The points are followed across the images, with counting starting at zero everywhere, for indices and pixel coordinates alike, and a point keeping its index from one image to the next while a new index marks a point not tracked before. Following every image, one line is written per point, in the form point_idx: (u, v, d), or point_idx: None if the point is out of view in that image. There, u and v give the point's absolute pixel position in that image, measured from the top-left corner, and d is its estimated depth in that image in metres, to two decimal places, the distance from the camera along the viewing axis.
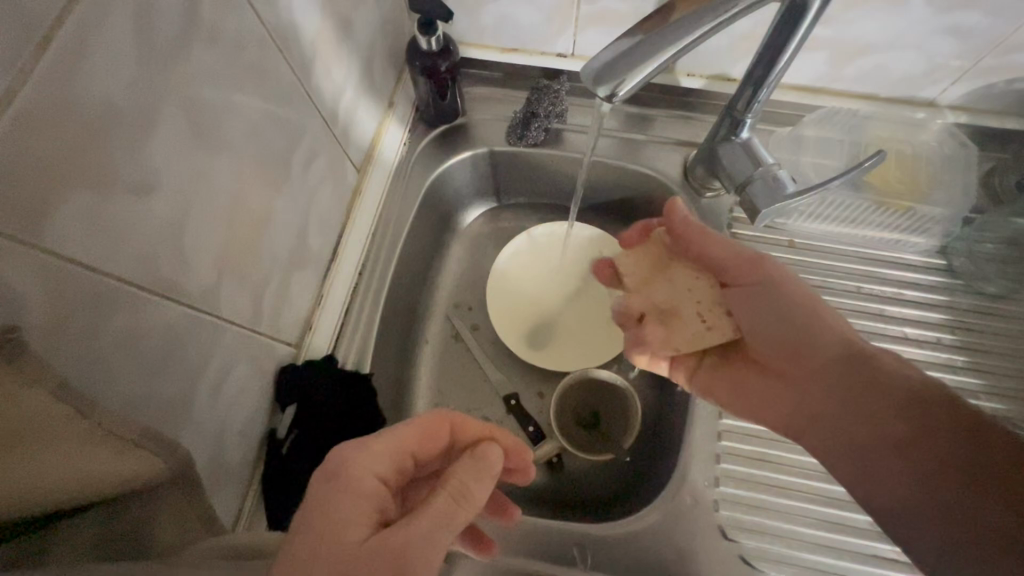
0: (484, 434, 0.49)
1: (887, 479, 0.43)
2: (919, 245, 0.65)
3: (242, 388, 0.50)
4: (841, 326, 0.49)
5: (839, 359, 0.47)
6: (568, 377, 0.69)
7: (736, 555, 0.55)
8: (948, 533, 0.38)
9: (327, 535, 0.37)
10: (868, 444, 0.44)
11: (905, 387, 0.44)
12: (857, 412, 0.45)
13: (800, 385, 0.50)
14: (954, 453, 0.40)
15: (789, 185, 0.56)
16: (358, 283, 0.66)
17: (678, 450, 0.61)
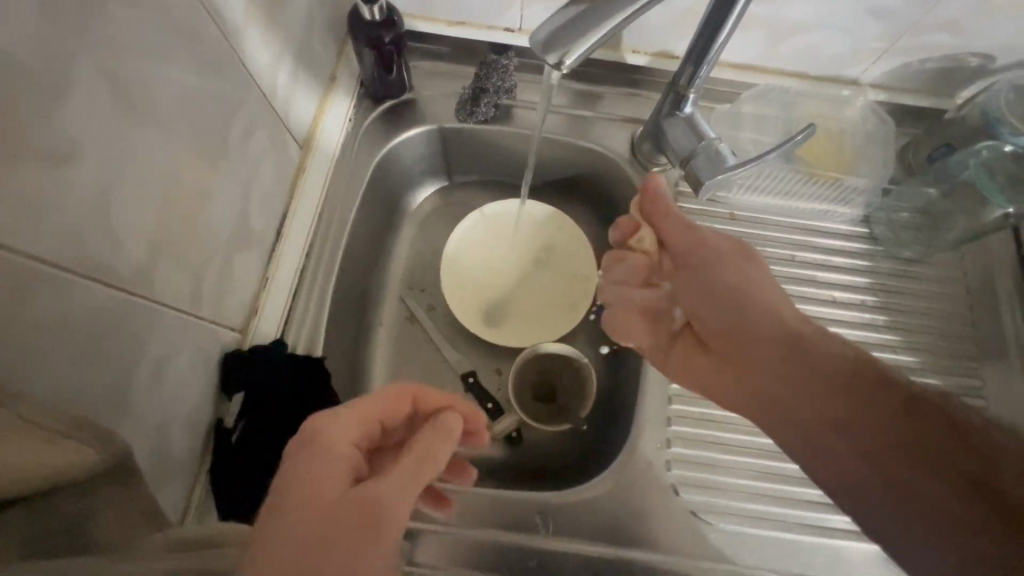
0: (443, 407, 0.49)
1: (851, 472, 0.42)
2: (845, 215, 0.70)
3: (184, 377, 0.48)
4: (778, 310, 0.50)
5: (781, 340, 0.48)
6: (522, 353, 0.70)
7: (689, 511, 0.58)
8: (927, 526, 0.38)
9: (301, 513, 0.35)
10: (828, 433, 0.44)
11: (847, 371, 0.45)
12: (811, 398, 0.45)
13: (751, 373, 0.50)
14: (910, 439, 0.40)
15: (729, 159, 0.58)
16: (305, 266, 0.63)
17: (631, 417, 0.63)
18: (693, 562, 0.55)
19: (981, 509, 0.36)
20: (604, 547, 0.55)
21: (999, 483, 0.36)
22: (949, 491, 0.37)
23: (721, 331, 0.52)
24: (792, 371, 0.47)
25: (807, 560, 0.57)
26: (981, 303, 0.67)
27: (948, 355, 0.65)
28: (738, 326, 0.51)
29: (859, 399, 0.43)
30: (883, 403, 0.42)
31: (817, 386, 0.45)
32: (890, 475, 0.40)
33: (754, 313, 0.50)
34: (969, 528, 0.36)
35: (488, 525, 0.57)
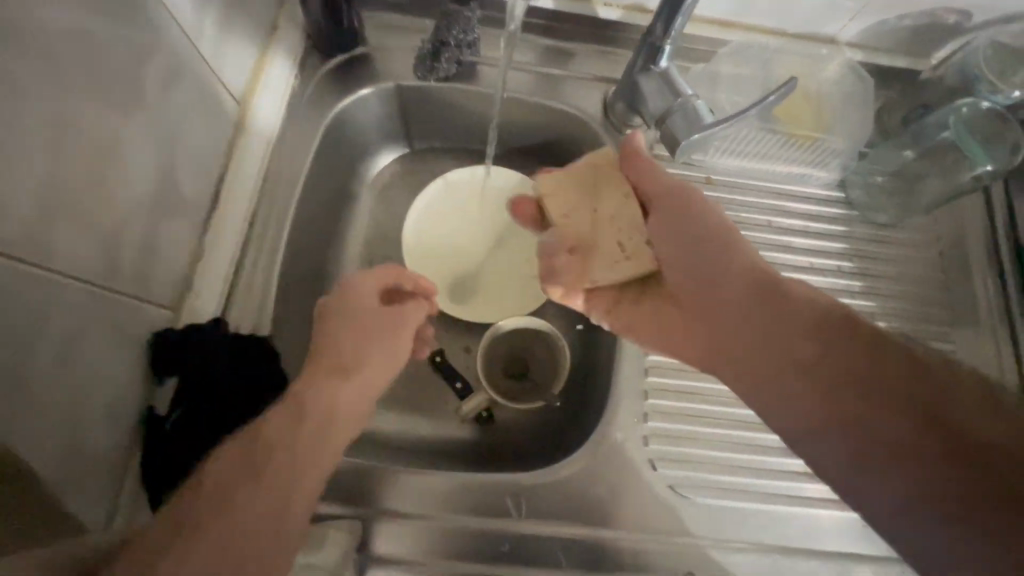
0: (421, 283, 0.58)
1: (829, 426, 0.41)
2: (821, 178, 0.68)
3: (100, 359, 0.42)
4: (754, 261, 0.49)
5: (754, 292, 0.47)
6: (490, 330, 0.65)
7: (665, 486, 0.55)
8: (908, 481, 0.37)
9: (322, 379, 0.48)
10: (807, 387, 0.43)
11: (824, 319, 0.45)
12: (790, 351, 0.45)
13: (725, 324, 0.49)
14: (888, 389, 0.40)
15: (707, 117, 0.55)
16: (249, 237, 0.57)
17: (606, 391, 0.60)
18: (668, 538, 0.53)
19: (944, 445, 0.37)
20: (577, 527, 0.53)
21: (969, 431, 0.37)
22: (928, 441, 0.37)
23: (693, 289, 0.51)
24: (762, 323, 0.46)
25: (786, 531, 0.55)
26: (953, 266, 0.67)
27: (921, 320, 0.64)
28: (710, 283, 0.50)
29: (827, 346, 0.43)
30: (853, 347, 0.42)
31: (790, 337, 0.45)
32: (868, 428, 0.40)
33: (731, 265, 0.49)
34: (954, 479, 0.35)
35: (455, 509, 0.53)
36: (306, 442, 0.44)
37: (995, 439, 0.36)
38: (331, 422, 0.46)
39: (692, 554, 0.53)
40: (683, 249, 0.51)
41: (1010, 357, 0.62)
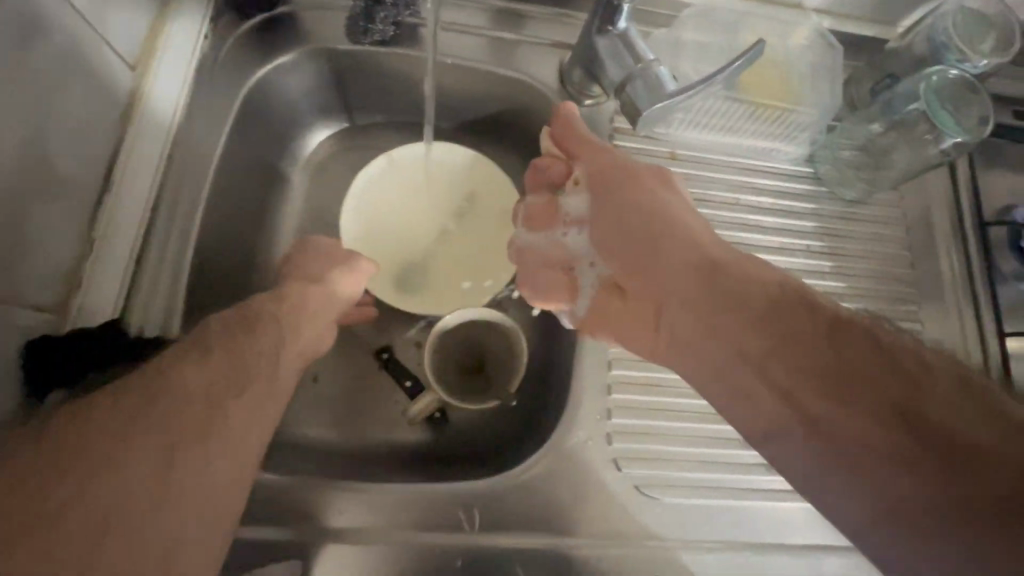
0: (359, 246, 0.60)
1: (796, 437, 0.35)
2: (790, 153, 0.64)
3: None
4: (696, 237, 0.43)
5: (698, 270, 0.41)
6: (441, 322, 0.59)
7: (630, 486, 0.52)
8: (891, 497, 0.31)
9: (241, 321, 0.46)
10: (766, 391, 0.36)
11: (780, 305, 0.37)
12: (744, 347, 0.38)
13: (675, 317, 0.42)
14: (855, 386, 0.33)
15: (669, 84, 0.50)
16: (151, 224, 0.49)
17: (567, 386, 0.56)
18: (631, 540, 0.50)
19: (920, 451, 0.30)
20: (535, 536, 0.49)
21: (948, 427, 0.30)
22: (903, 447, 0.31)
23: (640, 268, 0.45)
24: (709, 305, 0.40)
25: (757, 527, 0.52)
26: (920, 243, 0.65)
27: (889, 301, 0.62)
28: (651, 260, 0.44)
29: (780, 326, 0.36)
30: (808, 328, 0.36)
31: (739, 321, 0.38)
32: (837, 437, 0.33)
33: (672, 244, 0.43)
34: (940, 486, 0.29)
35: (399, 524, 0.48)
36: (238, 368, 0.42)
37: (976, 440, 0.29)
38: (259, 351, 0.44)
39: (656, 558, 0.50)
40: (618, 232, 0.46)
41: (973, 337, 0.61)
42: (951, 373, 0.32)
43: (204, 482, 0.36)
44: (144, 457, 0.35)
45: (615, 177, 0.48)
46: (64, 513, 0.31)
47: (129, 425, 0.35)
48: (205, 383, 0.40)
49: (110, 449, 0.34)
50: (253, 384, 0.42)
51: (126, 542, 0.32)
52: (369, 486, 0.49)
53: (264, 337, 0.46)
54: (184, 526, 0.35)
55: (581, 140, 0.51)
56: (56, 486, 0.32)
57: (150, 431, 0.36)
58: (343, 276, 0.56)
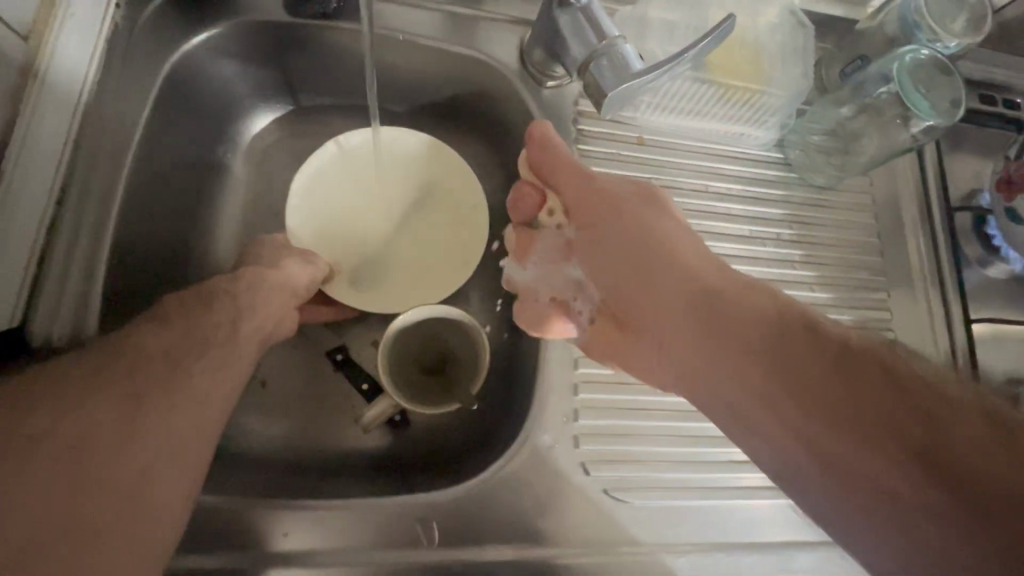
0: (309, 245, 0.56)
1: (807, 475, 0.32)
2: (760, 138, 0.62)
3: None
4: (689, 254, 0.40)
5: (691, 293, 0.38)
6: (397, 322, 0.55)
7: (600, 490, 0.49)
8: (916, 540, 0.28)
9: (203, 294, 0.45)
10: (773, 426, 0.33)
11: (783, 332, 0.34)
12: (746, 379, 0.34)
13: (672, 340, 0.39)
14: (873, 422, 0.30)
15: (636, 63, 0.46)
16: (59, 220, 0.44)
17: (532, 386, 0.53)
18: (600, 548, 0.48)
19: (948, 494, 0.27)
20: (499, 548, 0.46)
21: (973, 465, 0.27)
22: (925, 487, 0.27)
23: (631, 289, 0.42)
24: (703, 332, 0.37)
25: (729, 527, 0.51)
26: (889, 229, 0.64)
27: (858, 289, 0.61)
28: (642, 282, 0.41)
29: (781, 359, 0.33)
30: (812, 359, 0.32)
31: (736, 349, 0.35)
32: (850, 475, 0.30)
33: (664, 262, 0.40)
34: (975, 531, 0.26)
35: (352, 542, 0.44)
36: (198, 335, 0.42)
37: (1009, 486, 0.26)
38: (222, 321, 0.44)
39: (626, 564, 0.47)
40: (609, 254, 0.44)
41: (940, 325, 0.61)
42: (977, 409, 0.29)
43: (163, 438, 0.36)
44: (111, 402, 0.35)
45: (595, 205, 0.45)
46: (24, 467, 0.32)
47: (86, 386, 0.35)
48: (166, 347, 0.40)
49: (66, 407, 0.34)
50: (215, 350, 0.42)
51: (84, 475, 0.33)
52: (317, 503, 0.45)
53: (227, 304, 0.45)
54: (153, 468, 0.35)
55: (556, 169, 0.48)
56: (26, 421, 0.33)
57: (106, 390, 0.36)
58: (293, 266, 0.51)
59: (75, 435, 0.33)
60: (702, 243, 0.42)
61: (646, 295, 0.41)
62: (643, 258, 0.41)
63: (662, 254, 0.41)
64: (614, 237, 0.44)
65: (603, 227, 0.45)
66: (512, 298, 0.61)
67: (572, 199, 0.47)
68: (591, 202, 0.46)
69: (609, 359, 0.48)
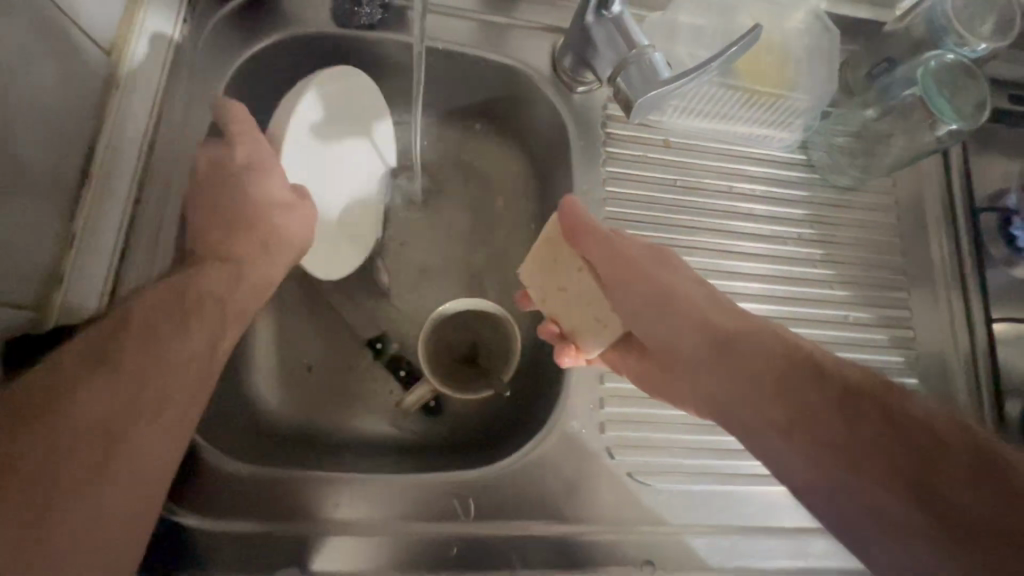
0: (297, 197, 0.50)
1: (808, 496, 0.35)
2: (784, 139, 0.64)
3: None
4: (706, 301, 0.42)
5: (706, 340, 0.40)
6: (435, 315, 0.59)
7: (623, 473, 0.53)
8: (899, 550, 0.31)
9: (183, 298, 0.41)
10: (780, 453, 0.36)
11: (794, 377, 0.36)
12: (762, 415, 0.37)
13: (690, 375, 0.42)
14: (872, 459, 0.33)
15: (665, 72, 0.49)
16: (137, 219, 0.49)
17: (560, 375, 0.56)
18: (624, 527, 0.51)
19: (931, 519, 0.31)
20: (529, 524, 0.50)
21: (947, 493, 0.31)
22: (907, 508, 0.31)
23: (650, 332, 0.43)
24: (720, 375, 0.39)
25: (745, 511, 0.54)
26: (910, 229, 0.65)
27: (879, 287, 0.63)
28: (659, 328, 0.42)
29: (795, 403, 0.35)
30: (821, 404, 0.35)
31: (750, 393, 0.37)
32: (848, 495, 0.33)
33: (683, 309, 0.42)
34: (961, 547, 0.29)
35: (395, 516, 0.49)
36: (180, 354, 0.39)
37: (983, 511, 0.30)
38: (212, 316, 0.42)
39: (649, 544, 0.51)
40: (633, 311, 0.43)
41: (960, 324, 0.62)
42: (962, 444, 0.32)
43: (157, 452, 0.36)
44: (106, 421, 0.34)
45: (610, 263, 0.44)
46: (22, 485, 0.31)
47: (70, 415, 0.33)
48: (148, 369, 0.37)
49: (49, 430, 0.32)
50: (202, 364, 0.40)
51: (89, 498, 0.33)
52: (365, 477, 0.49)
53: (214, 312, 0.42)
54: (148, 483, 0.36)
55: (588, 235, 0.44)
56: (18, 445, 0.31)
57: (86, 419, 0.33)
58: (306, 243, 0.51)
59: (69, 460, 0.32)
60: (706, 280, 0.44)
61: (662, 334, 0.42)
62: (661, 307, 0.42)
63: (681, 304, 0.42)
64: (638, 296, 0.43)
65: (625, 287, 0.43)
66: None
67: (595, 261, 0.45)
68: (614, 266, 0.43)
69: (648, 384, 0.51)
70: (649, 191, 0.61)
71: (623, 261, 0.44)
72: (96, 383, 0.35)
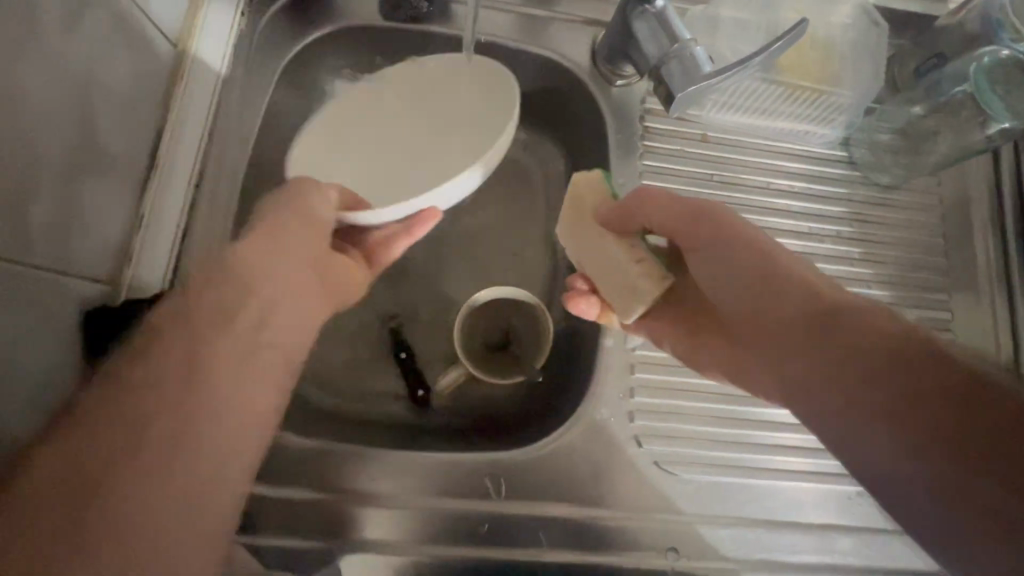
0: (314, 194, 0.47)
1: (901, 478, 0.31)
2: (825, 135, 0.63)
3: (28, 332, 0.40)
4: (808, 274, 0.40)
5: (805, 307, 0.37)
6: (467, 304, 0.61)
7: (650, 462, 0.54)
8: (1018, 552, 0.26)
9: (171, 335, 0.35)
10: (870, 423, 0.32)
11: (906, 345, 0.33)
12: (849, 380, 0.33)
13: (772, 344, 0.39)
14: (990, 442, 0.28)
15: (706, 66, 0.49)
16: (196, 198, 0.52)
17: (590, 364, 0.57)
18: (648, 514, 0.52)
19: None
20: (557, 507, 0.51)
21: None
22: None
23: (737, 301, 0.42)
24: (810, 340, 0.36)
25: (769, 505, 0.54)
26: (954, 230, 0.64)
27: (918, 289, 0.62)
28: (751, 295, 0.41)
29: (897, 368, 0.32)
30: (928, 373, 0.31)
31: (843, 356, 0.34)
32: (952, 481, 0.29)
33: (780, 275, 0.40)
34: None
35: (428, 491, 0.51)
36: (173, 372, 0.34)
37: None
38: (246, 314, 0.39)
39: (673, 532, 0.52)
40: (723, 277, 0.43)
41: (1003, 329, 0.61)
42: None
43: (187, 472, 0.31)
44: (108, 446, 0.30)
45: (703, 226, 0.44)
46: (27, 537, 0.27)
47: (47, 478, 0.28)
48: (148, 399, 0.32)
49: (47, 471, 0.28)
50: (194, 402, 0.33)
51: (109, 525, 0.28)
52: (402, 454, 0.52)
53: (231, 329, 0.37)
54: (171, 496, 0.30)
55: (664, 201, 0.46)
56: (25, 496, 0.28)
57: (56, 480, 0.28)
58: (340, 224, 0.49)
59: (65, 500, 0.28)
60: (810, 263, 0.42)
61: (752, 300, 0.41)
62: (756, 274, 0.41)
63: (781, 271, 0.40)
64: (727, 263, 0.42)
65: (712, 251, 0.43)
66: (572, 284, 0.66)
67: (682, 228, 0.45)
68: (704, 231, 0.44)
69: (735, 373, 0.50)
70: (685, 185, 0.61)
71: (717, 226, 0.44)
72: (77, 430, 0.30)
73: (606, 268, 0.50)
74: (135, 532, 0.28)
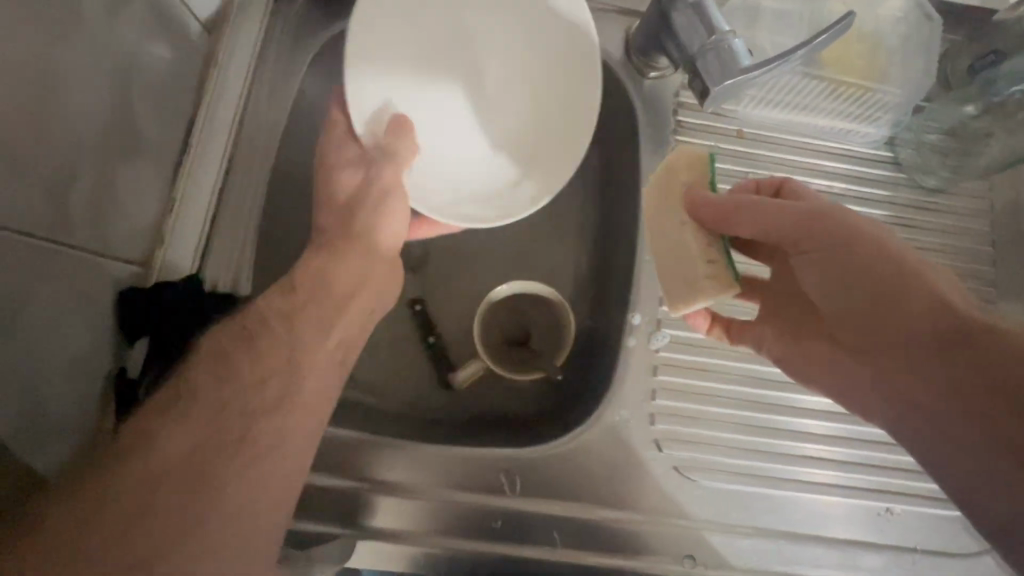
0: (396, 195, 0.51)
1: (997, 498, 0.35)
2: (869, 135, 0.60)
3: (64, 311, 0.41)
4: (938, 293, 0.38)
5: (934, 334, 0.37)
6: (487, 299, 0.61)
7: (670, 467, 0.53)
8: None
9: (273, 343, 0.44)
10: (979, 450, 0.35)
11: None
12: (964, 410, 0.36)
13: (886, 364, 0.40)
14: None
15: (744, 60, 0.47)
16: (226, 183, 0.53)
17: (611, 364, 0.56)
18: (665, 519, 0.51)
19: None
20: (573, 506, 0.51)
21: None
22: None
23: (851, 314, 0.42)
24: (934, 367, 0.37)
25: (793, 517, 0.52)
26: (1005, 238, 0.60)
27: None
28: (870, 314, 0.40)
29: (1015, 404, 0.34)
30: None
31: (961, 390, 0.36)
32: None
33: (905, 298, 0.39)
34: None
35: (445, 484, 0.51)
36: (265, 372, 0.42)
37: None
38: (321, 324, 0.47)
39: (690, 539, 0.51)
40: (836, 290, 0.41)
41: None
42: None
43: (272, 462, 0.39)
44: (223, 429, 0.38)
45: (819, 236, 0.41)
46: (153, 496, 0.34)
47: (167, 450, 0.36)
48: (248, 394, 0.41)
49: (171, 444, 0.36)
50: (286, 410, 0.42)
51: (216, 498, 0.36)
52: (419, 445, 0.52)
53: (317, 347, 0.46)
54: (262, 480, 0.38)
55: (776, 210, 0.42)
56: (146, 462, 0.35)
57: (175, 453, 0.36)
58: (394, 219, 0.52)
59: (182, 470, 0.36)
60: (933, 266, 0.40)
61: (868, 318, 0.41)
62: (878, 294, 0.40)
63: (907, 295, 0.38)
64: (845, 279, 0.41)
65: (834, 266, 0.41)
66: (596, 281, 0.65)
67: (795, 238, 0.42)
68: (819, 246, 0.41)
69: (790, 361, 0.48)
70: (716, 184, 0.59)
71: (833, 237, 0.41)
72: (191, 413, 0.38)
73: (686, 264, 0.44)
74: (235, 513, 0.36)
